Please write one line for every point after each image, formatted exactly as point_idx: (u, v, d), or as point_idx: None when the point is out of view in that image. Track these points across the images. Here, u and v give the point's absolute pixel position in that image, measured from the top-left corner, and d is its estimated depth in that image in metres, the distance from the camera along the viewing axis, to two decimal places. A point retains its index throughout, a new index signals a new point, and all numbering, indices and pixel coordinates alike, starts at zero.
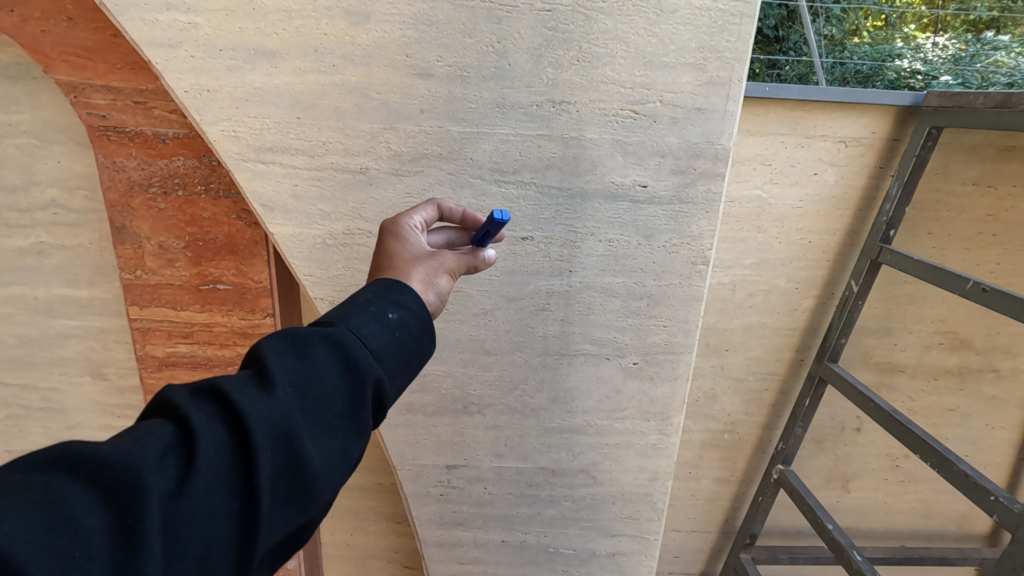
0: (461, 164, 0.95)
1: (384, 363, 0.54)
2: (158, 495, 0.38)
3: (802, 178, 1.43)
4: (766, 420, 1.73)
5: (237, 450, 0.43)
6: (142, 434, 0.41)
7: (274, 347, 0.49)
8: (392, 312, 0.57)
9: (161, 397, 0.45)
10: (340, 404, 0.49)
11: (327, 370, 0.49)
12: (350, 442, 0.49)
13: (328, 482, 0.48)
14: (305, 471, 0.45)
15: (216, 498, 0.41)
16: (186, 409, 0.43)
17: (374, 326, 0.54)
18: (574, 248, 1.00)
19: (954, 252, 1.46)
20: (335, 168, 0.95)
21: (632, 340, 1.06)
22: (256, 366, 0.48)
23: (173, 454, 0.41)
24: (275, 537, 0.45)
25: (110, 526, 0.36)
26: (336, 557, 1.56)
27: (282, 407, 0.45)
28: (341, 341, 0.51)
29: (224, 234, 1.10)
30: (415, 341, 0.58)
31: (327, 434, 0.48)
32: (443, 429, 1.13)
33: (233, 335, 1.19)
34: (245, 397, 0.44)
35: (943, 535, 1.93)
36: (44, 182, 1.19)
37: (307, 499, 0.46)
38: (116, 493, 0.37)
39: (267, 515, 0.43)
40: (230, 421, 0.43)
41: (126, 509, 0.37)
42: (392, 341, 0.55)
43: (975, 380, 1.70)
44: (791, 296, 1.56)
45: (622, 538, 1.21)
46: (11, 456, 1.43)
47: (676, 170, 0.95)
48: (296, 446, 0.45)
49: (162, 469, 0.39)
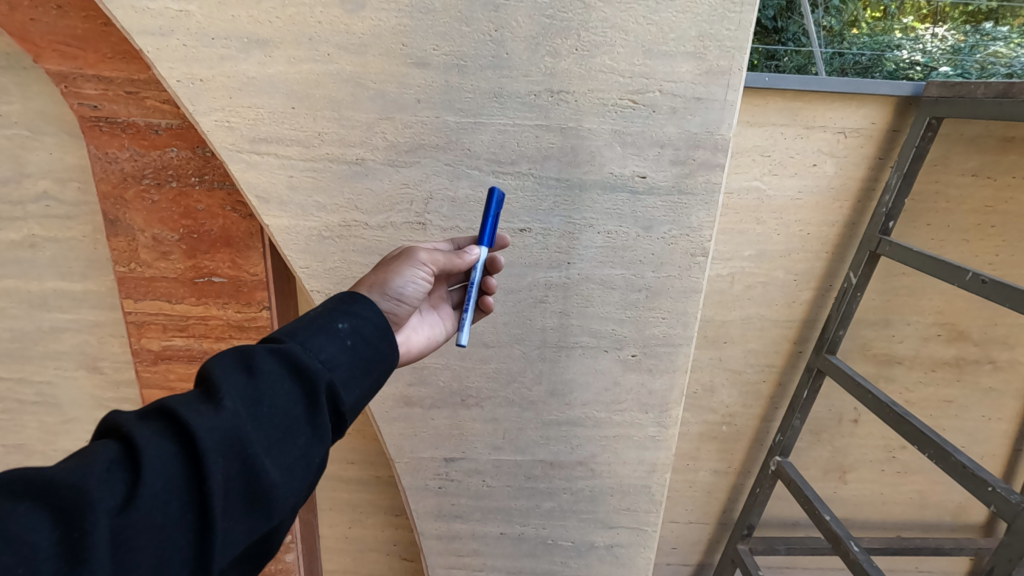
0: (459, 155, 0.94)
1: (340, 369, 0.55)
2: (105, 511, 0.40)
3: (801, 169, 1.42)
4: (763, 412, 1.74)
5: (185, 462, 0.44)
6: (87, 454, 0.42)
7: (222, 362, 0.51)
8: (344, 323, 0.58)
9: (108, 421, 0.46)
10: (295, 411, 0.51)
11: (275, 380, 0.50)
12: (309, 448, 0.51)
13: (286, 488, 0.49)
14: (259, 479, 0.47)
15: (168, 509, 0.42)
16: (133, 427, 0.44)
17: (326, 337, 0.56)
18: (573, 240, 0.99)
19: (953, 243, 1.46)
20: (331, 158, 0.94)
21: (632, 332, 1.05)
22: (207, 381, 0.50)
23: (119, 469, 0.42)
24: (238, 546, 0.46)
25: (56, 541, 0.38)
26: (335, 550, 1.57)
27: (229, 417, 0.46)
28: (288, 351, 0.53)
29: (219, 225, 1.09)
30: (375, 348, 0.59)
31: (283, 442, 0.49)
32: (441, 422, 1.12)
33: (229, 328, 1.18)
34: (192, 411, 0.46)
35: (939, 525, 1.94)
36: (35, 174, 1.18)
37: (266, 507, 0.47)
38: (62, 509, 0.38)
39: (223, 523, 0.45)
40: (179, 434, 0.45)
41: (73, 525, 0.38)
42: (343, 349, 0.56)
43: (972, 371, 1.70)
44: (790, 288, 1.56)
45: (620, 530, 1.21)
46: (6, 450, 1.42)
47: (675, 161, 0.94)
48: (249, 454, 0.46)
49: (108, 484, 0.41)
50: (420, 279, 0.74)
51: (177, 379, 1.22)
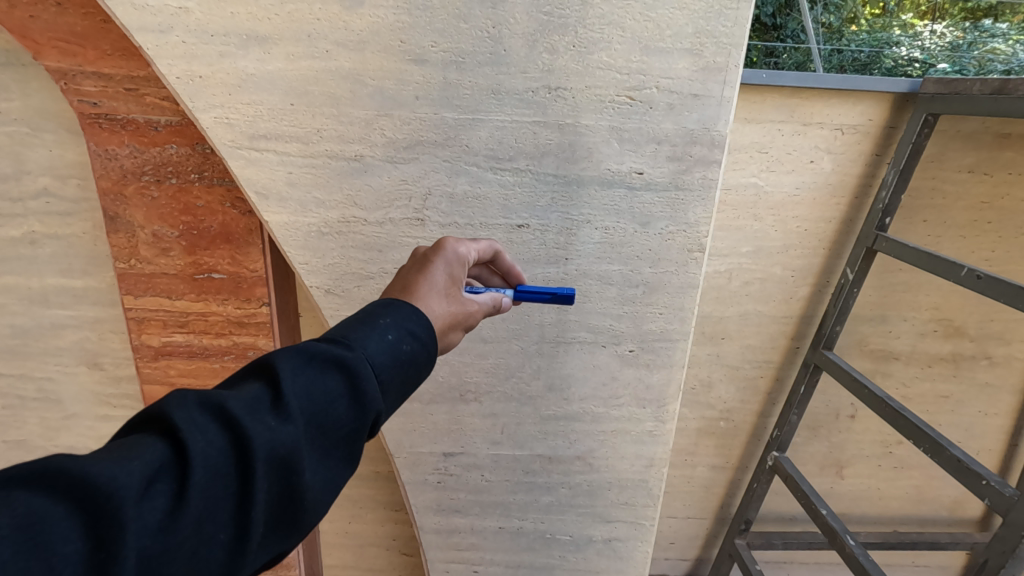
0: (457, 151, 0.95)
1: (390, 394, 0.54)
2: (140, 532, 0.37)
3: (798, 166, 1.43)
4: (761, 407, 1.75)
5: (231, 480, 0.42)
6: (137, 451, 0.40)
7: (290, 365, 0.49)
8: (409, 344, 0.56)
9: (163, 407, 0.43)
10: (343, 436, 0.49)
11: (335, 400, 0.49)
12: (345, 474, 0.50)
13: (316, 514, 0.48)
14: (297, 505, 0.46)
15: (205, 529, 0.41)
16: (190, 430, 0.42)
17: (391, 357, 0.54)
18: (570, 236, 1.00)
19: (949, 239, 1.47)
20: (330, 155, 0.94)
21: (629, 327, 1.06)
22: (271, 386, 0.47)
23: (165, 481, 0.40)
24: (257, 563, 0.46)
25: (83, 558, 0.35)
26: (335, 545, 1.57)
27: (285, 439, 0.45)
28: (353, 369, 0.51)
29: (219, 222, 1.10)
30: (424, 373, 0.58)
31: (326, 467, 0.48)
32: (440, 417, 1.13)
33: (229, 324, 1.18)
34: (254, 426, 0.44)
35: (935, 520, 1.96)
36: (36, 171, 1.18)
37: (293, 530, 0.47)
38: (96, 525, 0.36)
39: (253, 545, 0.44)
40: (236, 447, 0.43)
41: (104, 546, 0.36)
42: (400, 372, 0.55)
43: (968, 367, 1.71)
44: (787, 284, 1.57)
45: (618, 524, 1.22)
46: (7, 446, 1.43)
47: (672, 157, 0.95)
48: (294, 480, 0.45)
49: (148, 500, 0.38)
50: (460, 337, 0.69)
51: (177, 374, 1.23)
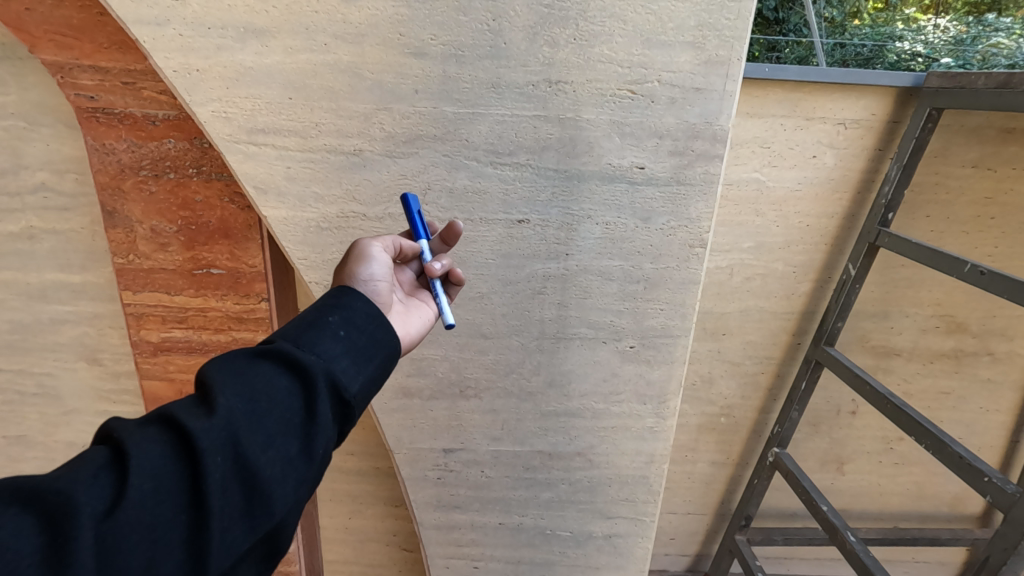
0: (457, 146, 0.94)
1: (336, 359, 0.55)
2: (92, 515, 0.39)
3: (801, 161, 1.42)
4: (762, 403, 1.75)
5: (179, 461, 0.44)
6: (80, 462, 0.42)
7: (218, 363, 0.51)
8: (336, 314, 0.58)
9: (105, 431, 0.46)
10: (292, 405, 0.50)
11: (269, 375, 0.50)
12: (308, 440, 0.50)
13: (287, 484, 0.48)
14: (256, 474, 0.46)
15: (161, 509, 0.42)
16: (125, 433, 0.44)
17: (320, 331, 0.56)
18: (571, 231, 0.99)
19: (952, 235, 1.46)
20: (328, 149, 0.94)
21: (630, 324, 1.06)
22: (202, 384, 0.49)
23: (109, 474, 0.42)
24: (238, 547, 0.45)
25: (42, 547, 0.37)
26: (335, 540, 1.58)
27: (224, 415, 0.46)
28: (279, 348, 0.53)
29: (217, 217, 1.09)
30: (371, 336, 0.59)
31: (281, 435, 0.48)
32: (440, 413, 1.13)
33: (228, 320, 1.18)
34: (188, 414, 0.46)
35: (936, 516, 1.96)
36: (33, 165, 1.18)
37: (265, 502, 0.46)
38: (49, 514, 0.38)
39: (221, 522, 0.44)
40: (176, 436, 0.45)
41: (59, 529, 0.38)
42: (338, 341, 0.56)
43: (970, 363, 1.70)
44: (788, 280, 1.56)
45: (618, 520, 1.22)
46: (7, 442, 1.42)
47: (674, 151, 0.94)
48: (245, 450, 0.46)
49: (95, 489, 0.40)
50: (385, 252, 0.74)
51: (177, 370, 1.22)
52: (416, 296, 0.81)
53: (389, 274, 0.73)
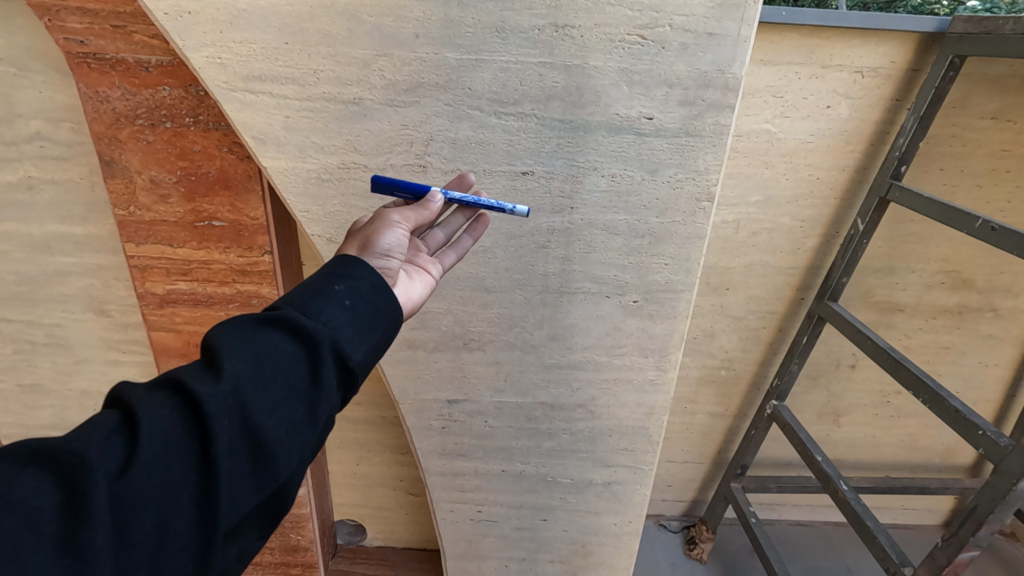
0: (459, 94, 0.91)
1: (340, 326, 0.54)
2: (103, 476, 0.40)
3: (814, 112, 1.38)
4: (762, 357, 1.78)
5: (186, 425, 0.45)
6: (91, 424, 0.43)
7: (222, 330, 0.51)
8: (342, 283, 0.57)
9: (115, 392, 0.47)
10: (298, 371, 0.51)
11: (274, 341, 0.51)
12: (313, 405, 0.51)
13: (292, 447, 0.49)
14: (261, 437, 0.47)
15: (170, 471, 0.43)
16: (134, 396, 0.45)
17: (324, 299, 0.55)
18: (576, 184, 0.97)
19: (965, 189, 1.43)
20: (327, 97, 0.91)
21: (634, 278, 1.05)
22: (208, 350, 0.50)
23: (119, 436, 0.43)
24: (246, 507, 0.47)
25: (59, 504, 0.39)
26: (344, 485, 1.63)
27: (230, 380, 0.47)
28: (286, 315, 0.53)
29: (217, 168, 1.07)
30: (376, 305, 0.59)
31: (287, 399, 0.49)
32: (444, 365, 1.14)
33: (232, 273, 1.18)
34: (195, 378, 0.47)
35: (928, 466, 2.01)
36: (27, 113, 1.15)
37: (271, 465, 0.48)
38: (64, 472, 0.40)
39: (228, 483, 0.45)
40: (184, 400, 0.46)
41: (74, 487, 0.39)
42: (342, 308, 0.56)
43: (973, 319, 1.71)
44: (795, 235, 1.56)
45: (617, 468, 1.27)
46: (23, 389, 1.46)
47: (683, 102, 0.91)
48: (251, 415, 0.47)
49: (107, 450, 0.42)
50: (402, 232, 0.69)
51: (183, 322, 1.23)
52: (419, 262, 0.79)
53: (402, 253, 0.69)
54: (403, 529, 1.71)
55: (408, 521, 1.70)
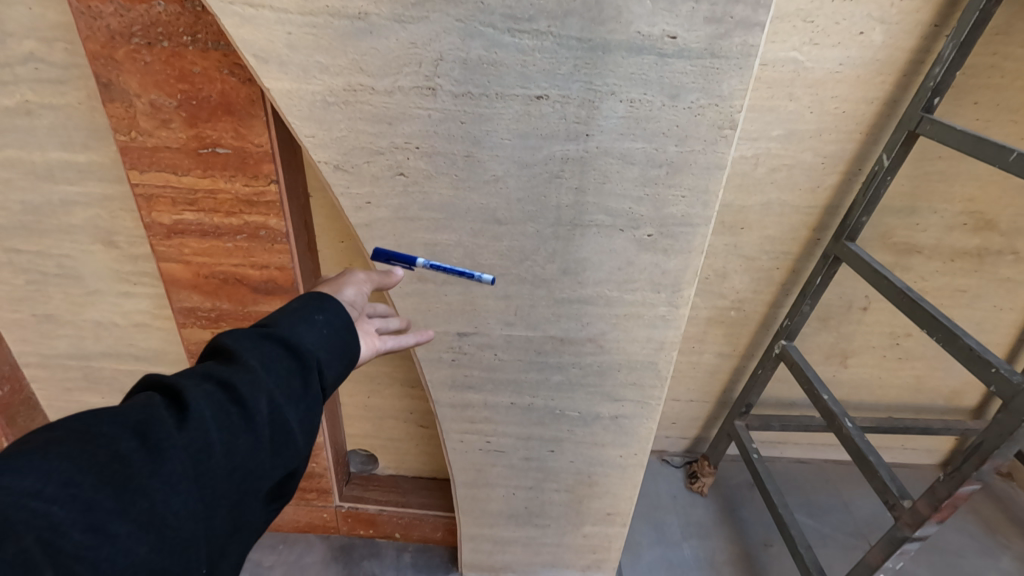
0: (471, 9, 0.85)
1: (323, 347, 0.71)
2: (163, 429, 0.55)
3: (846, 38, 1.29)
4: (773, 298, 1.77)
5: (218, 402, 0.60)
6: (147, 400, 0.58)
7: (233, 339, 0.67)
8: (320, 313, 0.74)
9: (150, 383, 0.62)
10: (293, 373, 0.66)
11: (274, 351, 0.66)
12: (304, 401, 0.66)
13: (294, 431, 0.64)
14: (273, 417, 0.62)
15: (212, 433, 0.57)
16: (172, 382, 0.60)
17: (307, 325, 0.71)
18: (593, 109, 0.93)
19: (999, 124, 1.36)
20: (331, 13, 0.86)
21: (649, 211, 1.02)
22: (222, 356, 0.66)
23: (168, 408, 0.57)
24: (262, 474, 0.61)
25: (136, 445, 0.53)
26: (356, 416, 1.67)
27: (247, 373, 0.62)
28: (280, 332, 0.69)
29: (218, 91, 1.03)
30: (349, 330, 0.75)
31: (288, 391, 0.65)
32: (454, 298, 1.13)
33: (238, 203, 1.16)
34: (218, 373, 0.62)
35: (931, 407, 2.03)
36: (18, 33, 1.10)
37: (278, 444, 0.62)
38: (137, 425, 0.54)
39: (252, 450, 0.60)
40: (212, 387, 0.61)
41: (144, 435, 0.53)
42: (323, 334, 0.72)
43: (993, 261, 1.67)
44: (816, 172, 1.51)
45: (625, 403, 1.28)
46: (39, 319, 1.48)
47: (710, 19, 0.85)
48: (264, 399, 0.62)
49: (164, 415, 0.56)
50: None
51: (191, 253, 1.22)
52: None
53: None
54: (414, 459, 1.77)
55: (419, 451, 1.75)
